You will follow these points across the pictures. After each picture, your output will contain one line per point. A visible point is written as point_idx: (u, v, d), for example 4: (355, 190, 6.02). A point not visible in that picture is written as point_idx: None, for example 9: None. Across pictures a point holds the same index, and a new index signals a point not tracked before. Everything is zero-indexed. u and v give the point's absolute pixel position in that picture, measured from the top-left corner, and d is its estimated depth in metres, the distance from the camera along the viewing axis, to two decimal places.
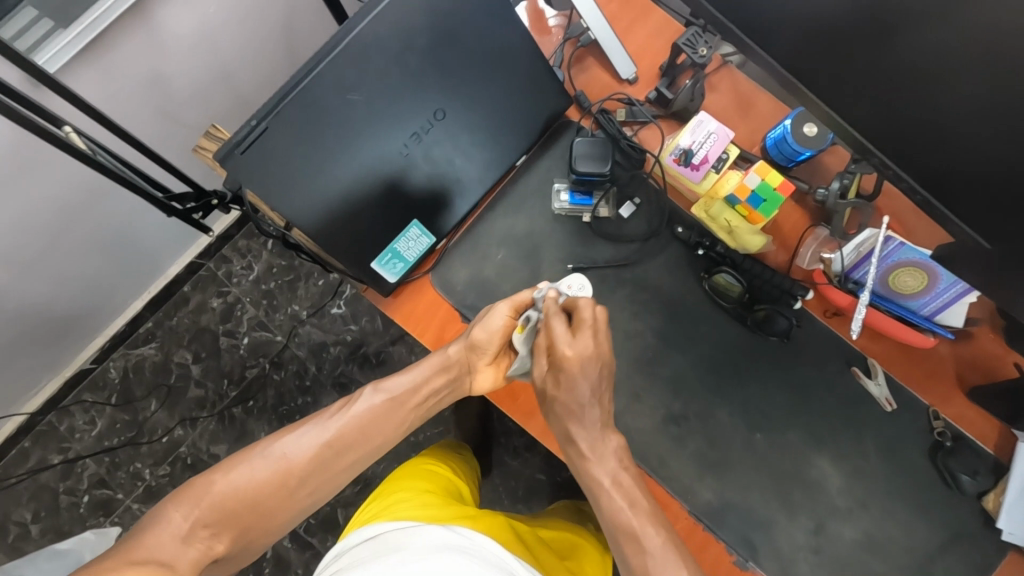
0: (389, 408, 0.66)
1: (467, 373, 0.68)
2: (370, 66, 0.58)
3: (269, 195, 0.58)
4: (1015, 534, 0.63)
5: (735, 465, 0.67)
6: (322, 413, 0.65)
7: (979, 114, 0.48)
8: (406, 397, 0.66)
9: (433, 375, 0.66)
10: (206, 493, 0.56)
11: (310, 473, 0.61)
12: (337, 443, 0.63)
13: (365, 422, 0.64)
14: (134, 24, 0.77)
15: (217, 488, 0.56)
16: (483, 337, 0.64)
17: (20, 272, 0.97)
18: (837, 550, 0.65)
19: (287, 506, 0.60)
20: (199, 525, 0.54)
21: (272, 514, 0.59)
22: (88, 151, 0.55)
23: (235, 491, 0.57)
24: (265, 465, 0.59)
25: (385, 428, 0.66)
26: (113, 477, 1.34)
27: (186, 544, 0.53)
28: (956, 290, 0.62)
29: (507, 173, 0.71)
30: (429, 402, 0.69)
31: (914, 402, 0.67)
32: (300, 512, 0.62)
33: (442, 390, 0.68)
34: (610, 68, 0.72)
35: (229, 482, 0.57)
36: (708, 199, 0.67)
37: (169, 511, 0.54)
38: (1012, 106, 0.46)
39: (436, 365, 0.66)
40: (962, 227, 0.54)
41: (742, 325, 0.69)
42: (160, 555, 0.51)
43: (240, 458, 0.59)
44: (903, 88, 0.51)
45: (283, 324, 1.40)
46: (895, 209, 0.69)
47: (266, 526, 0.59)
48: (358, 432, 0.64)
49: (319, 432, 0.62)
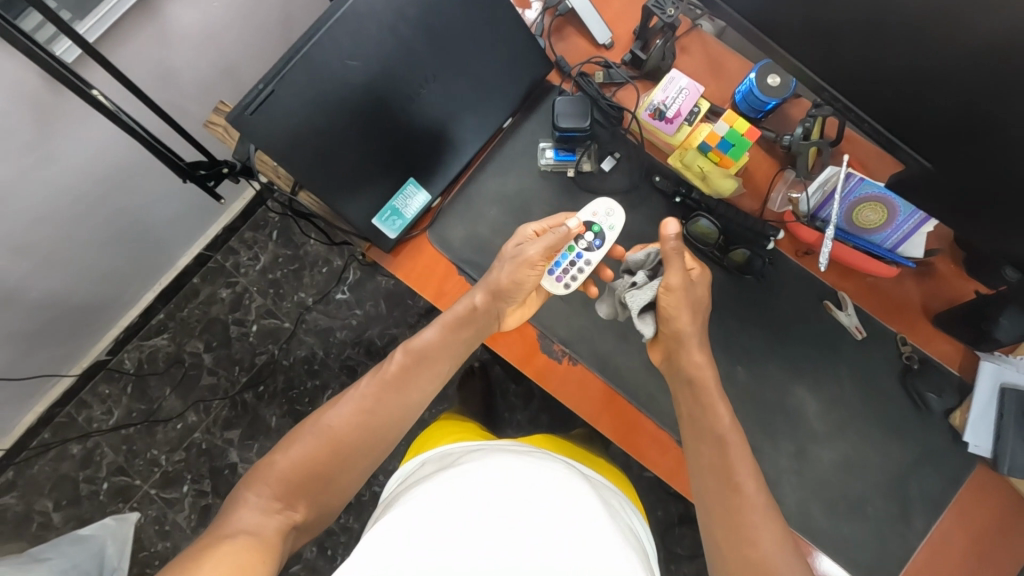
0: (422, 363, 0.69)
1: (494, 320, 0.70)
2: (365, 33, 0.63)
3: (279, 155, 0.63)
4: (980, 446, 0.67)
5: (722, 397, 0.71)
6: (357, 385, 0.69)
7: (920, 47, 0.53)
8: (430, 351, 0.70)
9: (454, 330, 0.69)
10: (270, 471, 0.60)
11: (358, 435, 0.64)
12: (377, 404, 0.66)
13: (397, 383, 0.68)
14: (148, 16, 0.82)
15: (280, 466, 0.60)
16: (510, 282, 0.66)
17: (43, 262, 1.02)
18: (822, 473, 0.69)
19: (347, 468, 0.63)
20: (273, 499, 0.57)
21: (334, 478, 0.62)
22: (114, 109, 0.64)
23: (295, 465, 0.61)
24: (315, 437, 0.63)
25: (420, 384, 0.69)
26: (131, 464, 1.37)
27: (264, 514, 0.55)
28: (914, 221, 0.66)
29: (495, 135, 0.76)
30: (455, 355, 0.72)
31: (883, 330, 0.72)
32: (360, 475, 0.66)
33: (468, 343, 0.71)
34: (588, 35, 0.78)
35: (288, 458, 0.61)
36: (682, 149, 0.73)
37: (243, 495, 0.57)
38: (948, 37, 0.51)
39: (459, 315, 0.69)
40: (908, 151, 0.59)
41: (721, 268, 0.73)
42: (245, 525, 0.53)
43: (293, 438, 0.63)
44: (852, 27, 0.55)
45: (290, 311, 1.45)
46: (857, 152, 0.74)
47: (332, 492, 0.62)
48: (394, 393, 0.67)
49: (356, 400, 0.66)
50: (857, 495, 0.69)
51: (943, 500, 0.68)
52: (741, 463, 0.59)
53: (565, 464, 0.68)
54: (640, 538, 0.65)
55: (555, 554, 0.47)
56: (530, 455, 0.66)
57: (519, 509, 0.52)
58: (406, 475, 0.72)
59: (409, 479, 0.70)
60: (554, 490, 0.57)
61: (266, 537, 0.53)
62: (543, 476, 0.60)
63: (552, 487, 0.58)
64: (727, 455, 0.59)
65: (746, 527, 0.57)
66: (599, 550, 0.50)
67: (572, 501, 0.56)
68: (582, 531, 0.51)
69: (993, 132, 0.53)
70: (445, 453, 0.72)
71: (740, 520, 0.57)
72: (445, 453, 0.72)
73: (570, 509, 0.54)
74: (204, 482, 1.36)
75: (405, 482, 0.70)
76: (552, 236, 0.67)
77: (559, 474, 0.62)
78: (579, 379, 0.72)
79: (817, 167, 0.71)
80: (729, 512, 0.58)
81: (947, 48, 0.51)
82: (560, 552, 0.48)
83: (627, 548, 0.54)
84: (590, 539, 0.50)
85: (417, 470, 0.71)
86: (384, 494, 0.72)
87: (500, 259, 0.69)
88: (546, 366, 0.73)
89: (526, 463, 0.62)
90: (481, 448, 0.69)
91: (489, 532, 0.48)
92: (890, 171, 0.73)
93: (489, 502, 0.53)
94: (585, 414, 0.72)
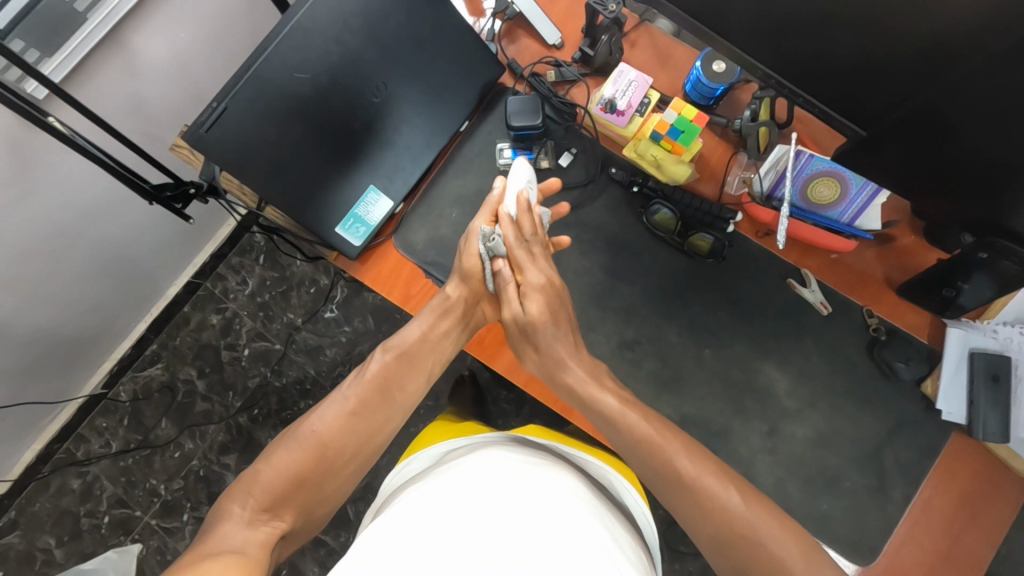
0: (402, 362, 0.69)
1: (475, 304, 0.71)
2: (313, 48, 0.66)
3: (237, 170, 0.65)
4: (953, 413, 0.67)
5: (691, 382, 0.71)
6: (341, 386, 0.69)
7: (834, 33, 0.54)
8: (413, 349, 0.69)
9: (435, 323, 0.69)
10: (255, 483, 0.60)
11: (343, 440, 0.64)
12: (361, 408, 0.66)
13: (380, 384, 0.67)
14: (115, 51, 0.85)
15: (264, 476, 0.61)
16: (472, 265, 0.68)
17: (29, 297, 1.04)
18: (798, 452, 0.69)
19: (334, 474, 0.64)
20: (257, 510, 0.58)
21: (321, 485, 0.63)
22: (72, 136, 0.64)
23: (279, 474, 0.61)
24: (297, 443, 0.63)
25: (405, 382, 0.69)
26: (130, 495, 1.36)
27: (250, 526, 0.57)
28: (867, 192, 0.69)
29: (454, 139, 0.78)
30: (443, 350, 0.71)
31: (848, 304, 0.72)
32: (349, 480, 0.66)
33: (452, 337, 0.71)
34: (538, 38, 0.80)
35: (272, 467, 0.61)
36: (636, 140, 0.75)
37: (229, 507, 0.58)
38: (856, 17, 0.52)
39: (436, 309, 0.69)
40: (842, 121, 0.60)
41: (680, 254, 0.74)
42: (230, 538, 0.55)
43: (278, 445, 0.64)
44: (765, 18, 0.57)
45: (279, 332, 1.46)
46: (808, 130, 0.76)
47: (319, 498, 0.63)
48: (378, 396, 0.67)
49: (340, 403, 0.66)
50: (834, 469, 0.68)
51: (919, 468, 0.68)
52: (678, 454, 0.60)
53: (560, 462, 0.66)
54: (635, 526, 0.65)
55: (540, 530, 0.48)
56: (514, 445, 0.66)
57: (504, 491, 0.53)
58: (396, 473, 0.73)
59: (399, 479, 0.71)
60: (541, 476, 0.58)
61: (251, 556, 0.53)
62: (526, 477, 0.57)
63: (538, 474, 0.58)
64: (652, 454, 0.61)
65: (725, 515, 0.58)
66: (583, 530, 0.50)
67: (558, 487, 0.56)
68: (568, 514, 0.52)
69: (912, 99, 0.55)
70: (434, 452, 0.72)
71: (710, 509, 0.59)
72: (432, 452, 0.72)
73: (555, 493, 0.55)
74: (204, 508, 1.36)
75: (397, 481, 0.71)
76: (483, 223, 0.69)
77: (544, 460, 0.63)
78: None
79: (767, 148, 0.73)
80: (693, 505, 0.59)
81: (858, 26, 0.52)
82: (546, 529, 0.48)
83: (612, 529, 0.54)
84: (568, 539, 0.48)
85: (407, 472, 0.71)
86: (381, 490, 0.73)
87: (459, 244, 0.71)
88: (516, 361, 0.74)
89: (510, 452, 0.63)
90: (467, 446, 0.69)
91: (474, 514, 0.49)
92: (838, 144, 0.75)
93: (470, 489, 0.53)
94: (557, 405, 0.73)
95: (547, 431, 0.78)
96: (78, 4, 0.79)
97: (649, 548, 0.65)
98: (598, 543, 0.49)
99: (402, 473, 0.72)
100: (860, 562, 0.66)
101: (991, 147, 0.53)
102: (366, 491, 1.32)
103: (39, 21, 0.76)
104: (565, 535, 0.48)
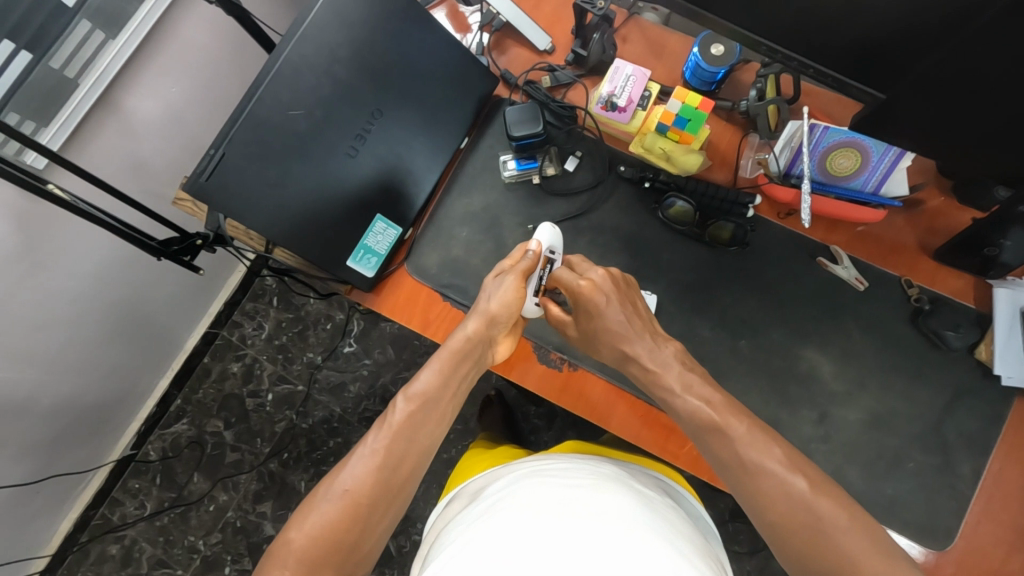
0: (426, 410, 0.63)
1: (488, 347, 0.67)
2: (303, 83, 0.65)
3: (239, 216, 0.63)
4: (1014, 377, 0.64)
5: (731, 375, 0.68)
6: (361, 441, 0.62)
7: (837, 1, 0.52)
8: (436, 395, 0.64)
9: (454, 366, 0.65)
10: (289, 553, 0.54)
11: (378, 497, 0.58)
12: (391, 460, 0.60)
13: (409, 433, 0.61)
14: (109, 111, 0.85)
15: (298, 544, 0.54)
16: (502, 309, 0.65)
17: (48, 367, 1.03)
18: (848, 435, 0.66)
19: (372, 532, 0.57)
20: None
21: (359, 545, 0.56)
22: (72, 200, 0.61)
23: (315, 538, 0.54)
24: (331, 507, 0.56)
25: (431, 427, 0.63)
26: (169, 555, 1.34)
27: None
28: (889, 158, 0.66)
29: (455, 157, 0.77)
30: (460, 390, 0.67)
31: (883, 276, 0.70)
32: (385, 533, 0.60)
33: (469, 378, 0.67)
34: (529, 45, 0.80)
35: (307, 532, 0.54)
36: (641, 135, 0.74)
37: None
38: None
39: (454, 351, 0.65)
40: (859, 87, 0.58)
41: (702, 244, 0.72)
42: None
43: (307, 508, 0.57)
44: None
45: (301, 373, 1.44)
46: (818, 103, 0.75)
47: (360, 559, 0.56)
48: (406, 444, 0.61)
49: (369, 458, 0.59)
50: (893, 450, 0.65)
51: (984, 440, 0.64)
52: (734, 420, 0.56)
53: (610, 477, 0.60)
54: (697, 530, 0.60)
55: (600, 561, 0.43)
56: (551, 469, 0.61)
57: (547, 526, 0.47)
58: (438, 512, 0.69)
59: (442, 518, 0.66)
60: (586, 498, 0.52)
61: None
62: (571, 502, 0.51)
63: (585, 495, 0.53)
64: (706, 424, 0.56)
65: (807, 536, 0.50)
66: (641, 550, 0.45)
67: (610, 509, 0.51)
68: (624, 533, 0.47)
69: (923, 60, 0.52)
70: (476, 481, 0.69)
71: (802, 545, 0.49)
72: (471, 485, 0.69)
73: (605, 515, 0.49)
74: (245, 560, 1.33)
75: (443, 518, 0.66)
76: (522, 265, 0.67)
77: (590, 480, 0.57)
78: (584, 384, 0.71)
79: (779, 126, 0.72)
80: (789, 547, 0.51)
81: None
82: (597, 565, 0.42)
83: (674, 542, 0.49)
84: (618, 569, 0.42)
85: (451, 507, 0.67)
86: (426, 529, 0.69)
87: (484, 287, 0.68)
88: (545, 376, 0.71)
89: (552, 479, 0.57)
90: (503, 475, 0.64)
91: (529, 552, 0.44)
92: (850, 113, 0.74)
93: (504, 528, 0.49)
94: (593, 416, 0.70)
95: (586, 447, 0.75)
96: (68, 70, 0.79)
97: (715, 549, 0.61)
98: (665, 565, 0.45)
99: (444, 513, 0.67)
100: (937, 546, 0.62)
101: (1018, 97, 0.51)
102: (406, 524, 1.28)
103: (32, 91, 0.76)
104: (630, 566, 0.43)
